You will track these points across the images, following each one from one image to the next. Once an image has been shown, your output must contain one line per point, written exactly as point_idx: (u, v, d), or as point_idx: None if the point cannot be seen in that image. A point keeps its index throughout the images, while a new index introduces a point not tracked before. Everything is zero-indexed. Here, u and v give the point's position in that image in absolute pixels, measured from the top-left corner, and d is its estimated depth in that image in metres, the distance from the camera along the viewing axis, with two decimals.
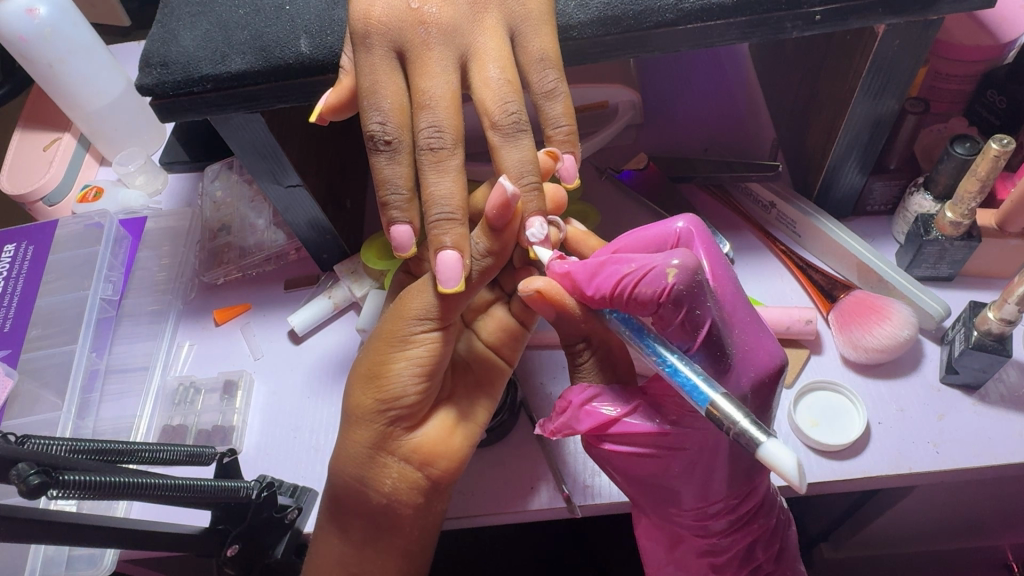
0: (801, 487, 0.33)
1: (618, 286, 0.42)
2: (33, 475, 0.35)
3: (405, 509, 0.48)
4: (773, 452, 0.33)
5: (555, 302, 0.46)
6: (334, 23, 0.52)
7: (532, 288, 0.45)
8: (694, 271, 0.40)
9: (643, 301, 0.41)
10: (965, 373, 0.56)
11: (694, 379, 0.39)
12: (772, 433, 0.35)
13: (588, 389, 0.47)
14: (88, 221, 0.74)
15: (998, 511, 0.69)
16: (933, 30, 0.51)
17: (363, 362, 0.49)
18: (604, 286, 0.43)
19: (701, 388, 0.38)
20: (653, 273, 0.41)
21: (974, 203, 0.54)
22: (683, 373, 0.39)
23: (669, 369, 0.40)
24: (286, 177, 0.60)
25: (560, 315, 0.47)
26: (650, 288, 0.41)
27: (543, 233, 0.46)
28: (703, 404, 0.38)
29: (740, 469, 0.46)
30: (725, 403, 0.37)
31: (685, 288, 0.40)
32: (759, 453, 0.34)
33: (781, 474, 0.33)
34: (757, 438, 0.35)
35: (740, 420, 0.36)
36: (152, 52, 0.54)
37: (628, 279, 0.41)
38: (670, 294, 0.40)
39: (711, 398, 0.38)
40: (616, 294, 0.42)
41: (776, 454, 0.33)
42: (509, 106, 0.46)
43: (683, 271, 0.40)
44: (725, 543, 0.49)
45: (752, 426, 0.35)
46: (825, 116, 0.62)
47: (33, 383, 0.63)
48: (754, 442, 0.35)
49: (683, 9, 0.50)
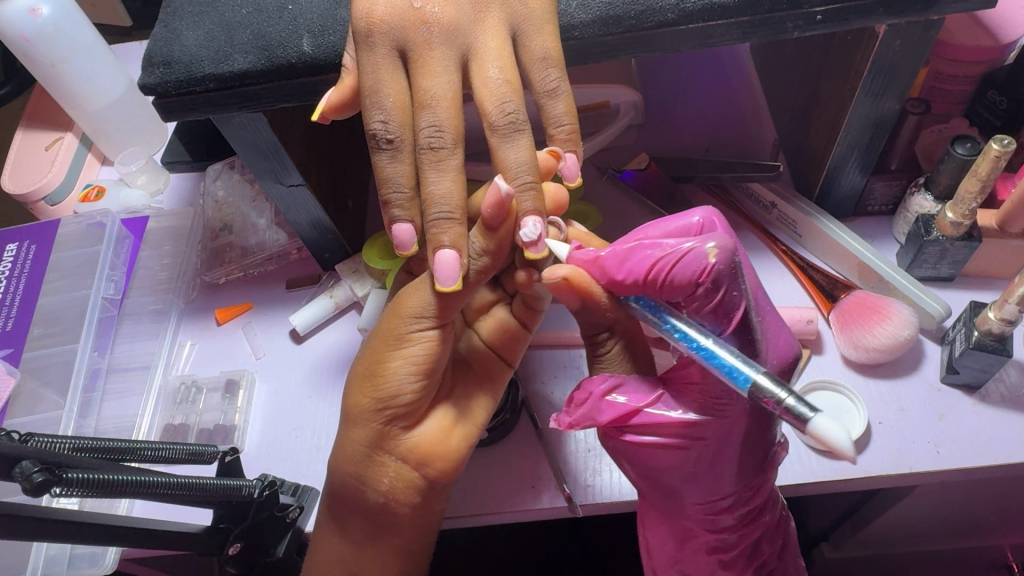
0: (853, 458, 0.34)
1: (652, 270, 0.42)
2: (35, 473, 0.35)
3: (402, 508, 0.48)
4: (824, 427, 0.34)
5: (582, 290, 0.45)
6: (336, 22, 0.52)
7: (558, 275, 0.44)
8: (734, 252, 0.41)
9: (679, 284, 0.41)
10: (965, 373, 0.56)
11: (729, 360, 0.39)
12: (819, 409, 0.36)
13: (609, 379, 0.46)
14: (90, 220, 0.74)
15: (997, 511, 0.69)
16: (934, 31, 0.51)
17: (360, 361, 0.49)
18: (637, 271, 0.43)
19: (741, 369, 0.39)
20: (691, 255, 0.41)
21: (974, 203, 0.55)
22: (720, 355, 0.40)
23: (703, 353, 0.40)
24: (287, 176, 0.60)
25: (585, 302, 0.46)
26: (687, 271, 0.41)
27: (537, 233, 0.45)
28: (745, 385, 0.38)
29: (752, 462, 0.47)
30: (765, 381, 0.38)
31: (726, 268, 0.41)
32: (807, 428, 0.35)
33: (834, 447, 0.34)
34: (804, 414, 0.36)
35: (785, 397, 0.37)
36: (155, 52, 0.54)
37: (663, 263, 0.41)
38: (711, 274, 0.40)
39: (753, 377, 0.38)
40: (649, 278, 0.42)
41: (829, 428, 0.34)
42: (506, 106, 0.46)
43: (723, 252, 0.40)
44: (732, 538, 0.50)
45: (796, 403, 0.36)
46: (825, 116, 0.62)
47: (34, 382, 0.63)
48: (803, 418, 0.35)
49: (684, 9, 0.50)
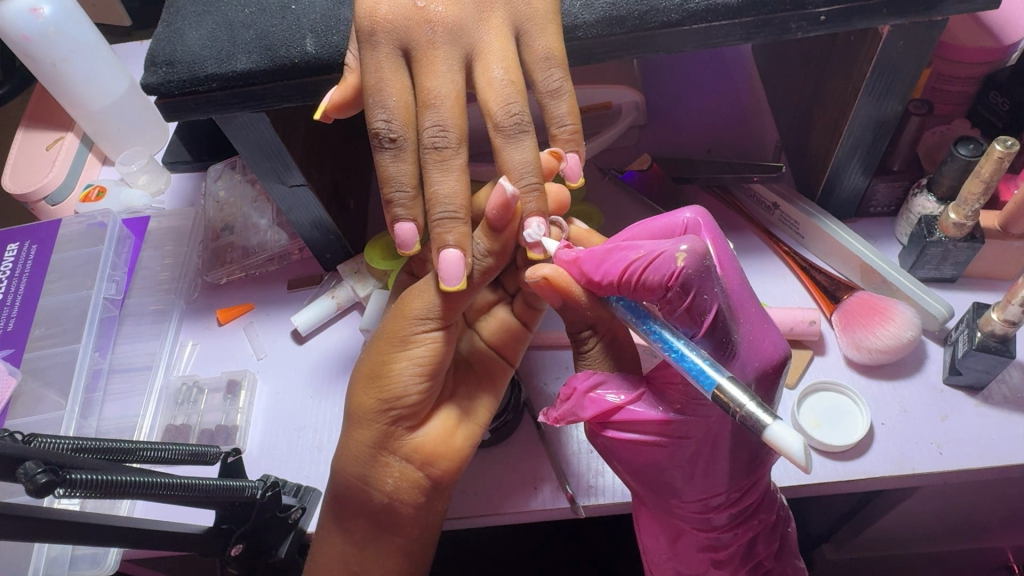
0: (808, 467, 0.33)
1: (626, 272, 0.42)
2: (39, 474, 0.35)
3: (406, 508, 0.48)
4: (778, 434, 0.34)
5: (562, 290, 0.45)
6: (340, 22, 0.52)
7: (539, 275, 0.45)
8: (704, 256, 0.41)
9: (651, 287, 0.41)
10: (968, 374, 0.56)
11: (698, 363, 0.39)
12: (778, 417, 0.35)
13: (593, 376, 0.47)
14: (91, 220, 0.74)
15: (999, 513, 0.69)
16: (937, 32, 0.51)
17: (364, 363, 0.49)
18: (612, 273, 0.43)
19: (706, 372, 0.38)
20: (662, 258, 0.41)
21: (977, 205, 0.55)
22: (689, 358, 0.40)
23: (675, 355, 0.40)
24: (290, 176, 0.60)
25: (566, 302, 0.46)
26: (658, 274, 0.41)
27: (540, 234, 0.46)
28: (709, 388, 0.38)
29: (743, 462, 0.46)
30: (731, 386, 0.37)
31: (694, 272, 0.40)
32: (764, 435, 0.35)
33: (787, 456, 0.33)
34: (764, 420, 0.35)
35: (746, 403, 0.36)
36: (158, 51, 0.54)
37: (636, 265, 0.42)
38: (679, 278, 0.40)
39: (718, 381, 0.38)
40: (623, 280, 0.42)
41: (781, 435, 0.34)
42: (511, 107, 0.46)
43: (692, 255, 0.40)
44: (726, 538, 0.49)
45: (757, 409, 0.36)
46: (828, 117, 0.62)
47: (36, 382, 0.63)
48: (760, 425, 0.35)
49: (689, 9, 0.50)
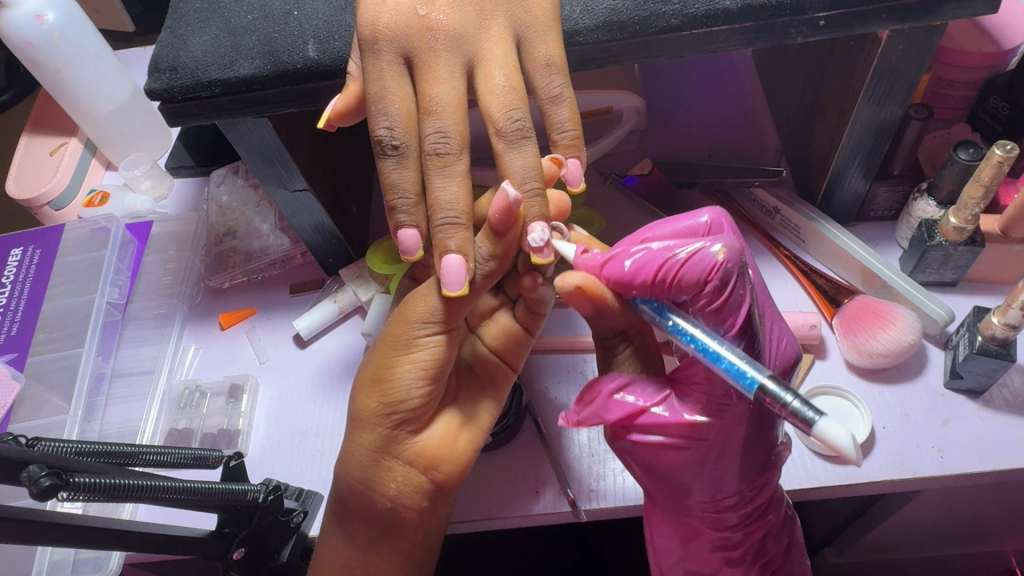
0: (856, 460, 0.34)
1: (661, 270, 0.42)
2: (43, 477, 0.35)
3: (408, 512, 0.48)
4: (830, 430, 0.35)
5: (595, 298, 0.45)
6: (342, 29, 0.53)
7: (572, 284, 0.44)
8: (740, 252, 0.41)
9: (686, 284, 0.41)
10: (969, 378, 0.56)
11: (736, 362, 0.39)
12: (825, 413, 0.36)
13: (618, 379, 0.46)
14: (95, 225, 0.75)
15: (1002, 518, 0.69)
16: (937, 37, 0.51)
17: (366, 367, 0.49)
18: (646, 270, 0.43)
19: (748, 372, 0.38)
20: (699, 254, 0.41)
21: (977, 209, 0.55)
22: (727, 358, 0.39)
23: (712, 355, 0.40)
24: (292, 181, 0.60)
25: (598, 309, 0.46)
26: (696, 269, 0.41)
27: (545, 238, 0.45)
28: (751, 388, 0.38)
29: (755, 462, 0.47)
30: (773, 384, 0.38)
31: (733, 267, 0.41)
32: (813, 430, 0.35)
33: (836, 448, 0.34)
34: (810, 417, 0.36)
35: (791, 401, 0.37)
36: (162, 57, 0.54)
37: (671, 263, 0.42)
38: (719, 272, 0.41)
39: (760, 380, 0.38)
40: (658, 278, 0.42)
41: (834, 431, 0.34)
42: (513, 113, 0.47)
43: (731, 251, 0.41)
44: (738, 537, 0.50)
45: (803, 406, 0.36)
46: (828, 123, 0.62)
47: (39, 386, 0.63)
48: (808, 422, 0.36)
49: (689, 15, 0.50)
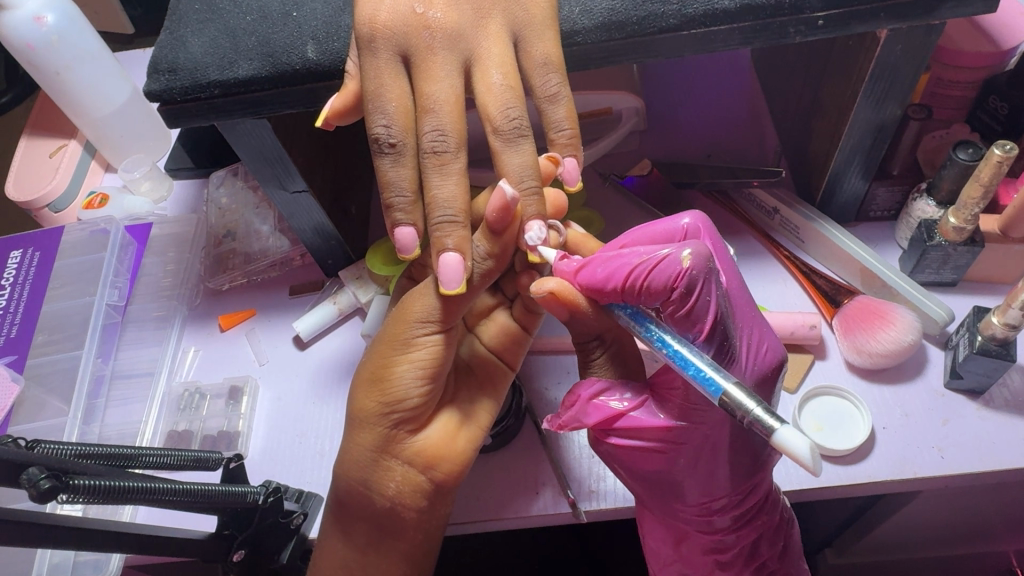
0: (814, 470, 0.33)
1: (629, 277, 0.42)
2: (43, 480, 0.35)
3: (408, 512, 0.48)
4: (786, 438, 0.34)
5: (569, 302, 0.45)
6: (340, 29, 0.53)
7: (546, 289, 0.45)
8: (709, 258, 0.41)
9: (655, 291, 0.41)
10: (969, 378, 0.56)
11: (703, 369, 0.39)
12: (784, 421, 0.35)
13: (597, 383, 0.47)
14: (94, 227, 0.75)
15: (1004, 518, 0.69)
16: (935, 36, 0.51)
17: (365, 367, 0.49)
18: (616, 277, 0.43)
19: (712, 378, 0.38)
20: (666, 262, 0.41)
21: (977, 209, 0.55)
22: (694, 363, 0.40)
23: (680, 361, 0.40)
24: (292, 182, 0.60)
25: (573, 314, 0.46)
26: (662, 276, 0.41)
27: (541, 237, 0.46)
28: (716, 395, 0.38)
29: (743, 465, 0.46)
30: (736, 391, 0.37)
31: (700, 273, 0.40)
32: (772, 439, 0.35)
33: (793, 458, 0.33)
34: (769, 425, 0.35)
35: (753, 408, 0.36)
36: (160, 58, 0.54)
37: (639, 270, 0.42)
38: (685, 279, 0.40)
39: (724, 387, 0.38)
40: (627, 285, 0.42)
41: (787, 438, 0.34)
42: (511, 111, 0.47)
43: (697, 257, 0.40)
44: (730, 540, 0.50)
45: (764, 414, 0.36)
46: (827, 122, 0.62)
47: (39, 389, 0.63)
48: (766, 429, 0.35)
49: (687, 14, 0.50)
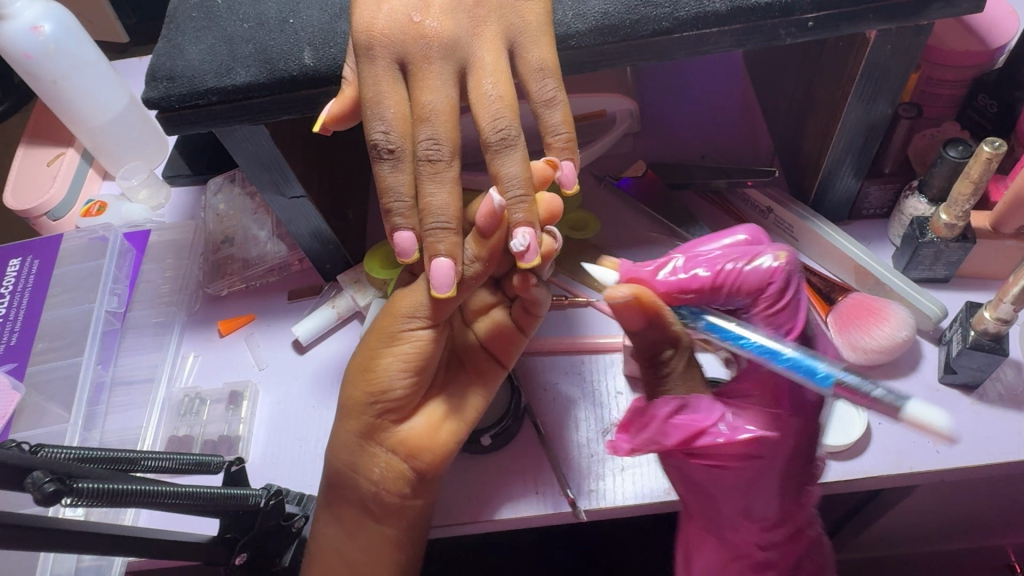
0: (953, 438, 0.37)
1: (722, 276, 0.46)
2: (48, 483, 0.35)
3: (392, 497, 0.49)
4: (923, 413, 0.37)
5: (647, 308, 0.44)
6: (336, 36, 0.53)
7: (629, 293, 0.43)
8: (794, 259, 0.47)
9: (750, 288, 0.46)
10: (963, 373, 0.56)
11: (805, 361, 0.42)
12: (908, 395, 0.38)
13: (674, 400, 0.46)
14: (93, 235, 0.75)
15: (999, 511, 0.70)
16: (924, 36, 0.52)
17: (356, 357, 0.50)
18: (704, 279, 0.46)
19: (820, 370, 0.41)
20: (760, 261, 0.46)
21: (968, 205, 0.55)
22: (799, 359, 0.42)
23: (781, 359, 0.42)
24: (289, 188, 0.61)
25: (649, 321, 0.45)
26: (758, 274, 0.46)
27: (525, 243, 0.45)
28: (828, 383, 0.41)
29: (800, 476, 0.47)
30: (852, 376, 0.40)
31: (791, 272, 0.46)
32: (903, 415, 0.38)
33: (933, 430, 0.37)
34: (896, 402, 0.38)
35: (875, 389, 0.39)
36: (159, 66, 0.55)
37: (733, 270, 0.46)
38: (780, 275, 0.46)
39: (837, 376, 0.41)
40: (717, 285, 0.46)
41: (926, 414, 0.37)
42: (499, 122, 0.47)
43: (787, 257, 0.46)
44: (778, 556, 0.49)
45: (884, 392, 0.39)
46: (819, 123, 0.63)
47: (39, 396, 0.63)
48: (894, 406, 0.38)
49: (679, 18, 0.51)
